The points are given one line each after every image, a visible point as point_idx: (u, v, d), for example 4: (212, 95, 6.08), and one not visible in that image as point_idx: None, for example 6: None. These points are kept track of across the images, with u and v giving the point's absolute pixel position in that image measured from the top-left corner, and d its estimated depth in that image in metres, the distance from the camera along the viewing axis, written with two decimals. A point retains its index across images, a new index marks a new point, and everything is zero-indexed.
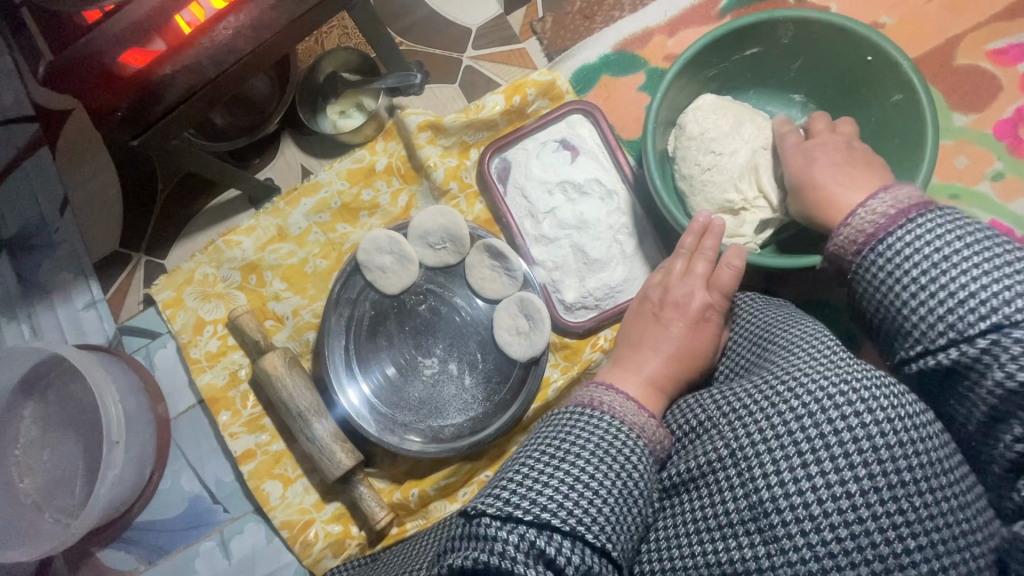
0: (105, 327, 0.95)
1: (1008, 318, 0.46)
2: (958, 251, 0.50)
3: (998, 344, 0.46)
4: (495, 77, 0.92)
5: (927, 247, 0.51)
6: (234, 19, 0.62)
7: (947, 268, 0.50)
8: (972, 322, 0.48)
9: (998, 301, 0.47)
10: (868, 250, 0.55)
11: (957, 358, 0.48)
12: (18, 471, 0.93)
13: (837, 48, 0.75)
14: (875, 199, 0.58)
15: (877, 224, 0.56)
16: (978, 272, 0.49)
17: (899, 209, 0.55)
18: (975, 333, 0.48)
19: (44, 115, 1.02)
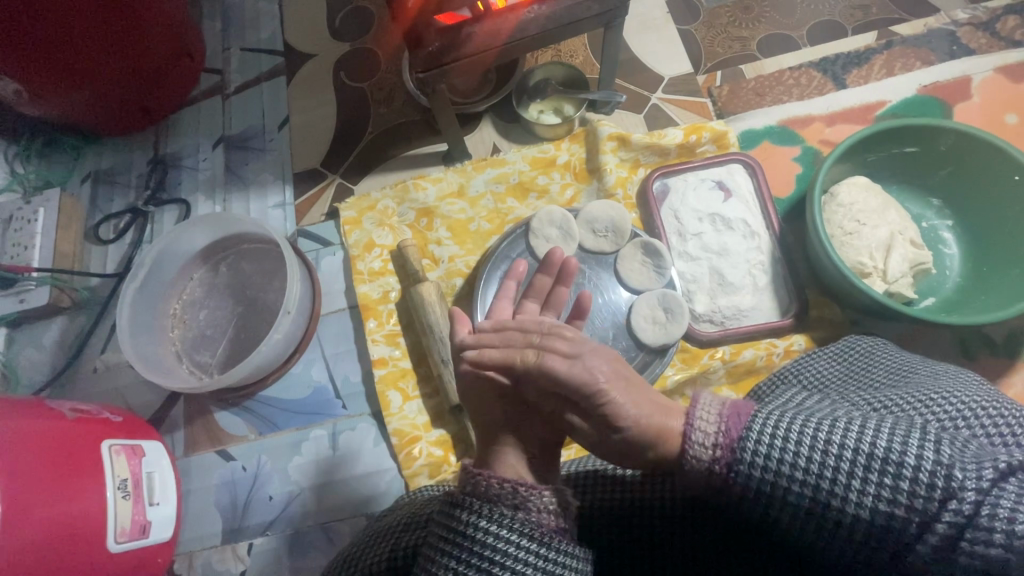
0: (286, 226, 1.10)
1: (956, 496, 0.40)
2: (837, 443, 0.45)
3: (961, 521, 0.40)
4: (676, 118, 1.10)
5: (786, 448, 0.46)
6: (537, 8, 0.80)
7: (858, 459, 0.44)
8: (932, 503, 0.41)
9: (951, 481, 0.41)
10: (728, 460, 0.48)
11: (947, 535, 0.41)
12: (172, 321, 1.04)
13: (987, 165, 0.88)
14: (694, 410, 0.51)
15: (706, 446, 0.49)
16: (874, 475, 0.43)
17: (722, 414, 0.50)
18: (938, 518, 0.41)
19: (292, 54, 1.25)
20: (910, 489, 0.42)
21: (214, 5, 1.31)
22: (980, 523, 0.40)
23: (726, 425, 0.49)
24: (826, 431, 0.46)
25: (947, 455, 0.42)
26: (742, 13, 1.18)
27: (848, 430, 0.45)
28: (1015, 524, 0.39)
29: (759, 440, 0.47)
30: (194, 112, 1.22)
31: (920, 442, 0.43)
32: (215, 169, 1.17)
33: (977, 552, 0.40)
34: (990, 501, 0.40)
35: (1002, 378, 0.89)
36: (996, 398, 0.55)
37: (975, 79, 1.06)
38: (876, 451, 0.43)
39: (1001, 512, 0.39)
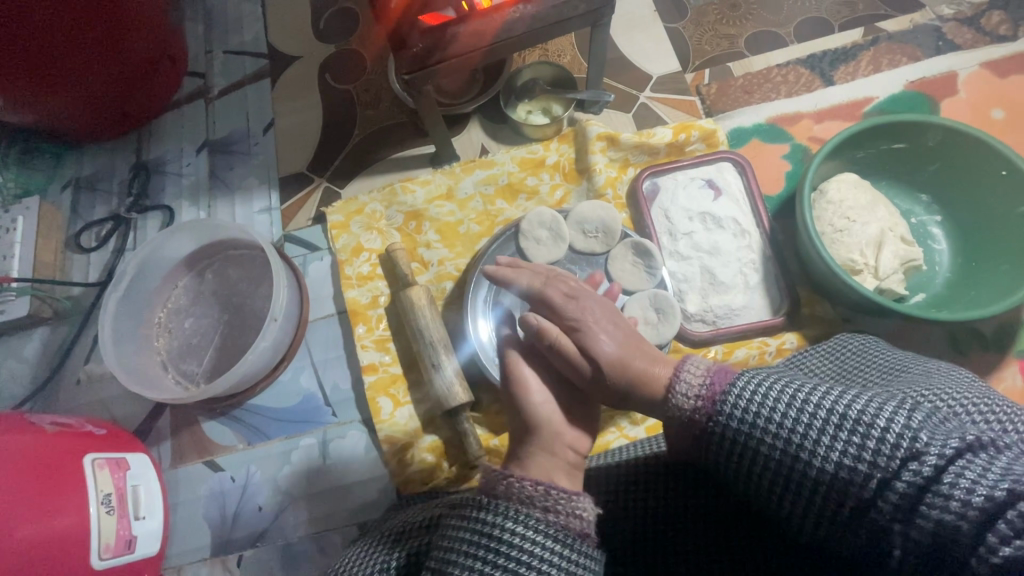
0: (273, 231, 1.09)
1: (917, 456, 0.42)
2: (812, 400, 0.48)
3: (922, 482, 0.42)
4: (665, 117, 1.09)
5: (764, 403, 0.50)
6: (523, 8, 0.79)
7: (827, 417, 0.47)
8: (891, 461, 0.43)
9: (914, 444, 0.42)
10: (709, 410, 0.52)
11: (906, 493, 0.42)
12: (157, 331, 1.02)
13: (976, 159, 0.88)
14: (683, 369, 0.57)
15: (688, 399, 0.54)
16: (840, 432, 0.46)
17: (708, 372, 0.55)
18: (895, 475, 0.43)
19: (275, 56, 1.23)
20: (874, 449, 0.44)
21: (196, 7, 1.29)
22: (937, 488, 0.41)
23: (712, 380, 0.54)
24: (804, 391, 0.49)
25: (916, 422, 0.43)
26: (729, 10, 1.18)
27: (825, 394, 0.48)
28: (973, 494, 0.40)
29: (739, 395, 0.51)
30: (177, 116, 1.20)
31: (891, 409, 0.45)
32: (199, 174, 1.15)
33: (934, 514, 0.41)
34: (952, 470, 0.41)
35: (994, 373, 0.89)
36: (999, 400, 0.55)
37: (961, 75, 1.07)
38: (848, 413, 0.46)
39: (964, 478, 0.40)
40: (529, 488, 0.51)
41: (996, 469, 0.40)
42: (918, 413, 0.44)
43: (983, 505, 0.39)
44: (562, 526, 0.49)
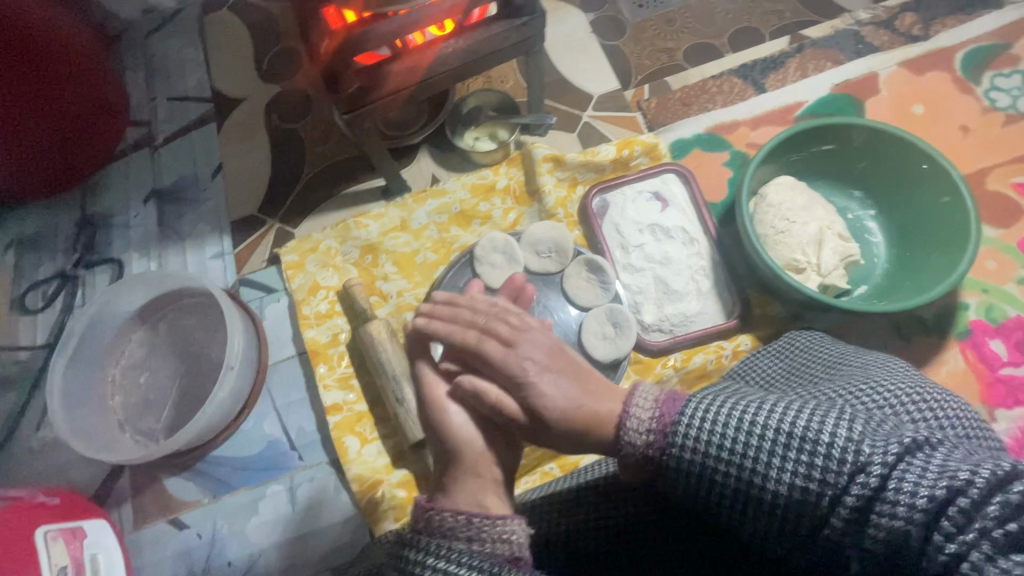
0: (226, 276, 1.07)
1: (863, 467, 0.43)
2: (758, 421, 0.48)
3: (873, 492, 0.42)
4: (608, 134, 1.13)
5: (714, 431, 0.49)
6: (454, 43, 0.81)
7: (775, 439, 0.47)
8: (840, 476, 0.44)
9: (859, 455, 0.43)
10: (662, 444, 0.51)
11: (860, 505, 0.43)
12: (111, 389, 0.99)
13: (901, 155, 0.93)
14: (631, 402, 0.56)
15: (640, 433, 0.53)
16: (788, 451, 0.46)
17: (657, 401, 0.55)
18: (847, 489, 0.43)
19: (219, 99, 1.23)
20: (825, 465, 0.44)
21: (134, 53, 1.27)
22: (886, 496, 0.42)
23: (660, 411, 0.53)
24: (751, 413, 0.49)
25: (858, 430, 0.45)
26: (664, 26, 1.22)
27: (769, 413, 0.48)
28: (918, 497, 0.41)
29: (691, 424, 0.50)
30: (120, 166, 1.18)
31: (833, 422, 0.45)
32: (148, 224, 1.13)
33: (885, 523, 0.42)
34: (896, 476, 0.42)
35: (936, 357, 0.93)
36: (926, 385, 0.57)
37: (882, 75, 1.13)
38: (795, 431, 0.46)
39: (909, 483, 0.42)
40: (451, 520, 0.51)
41: (935, 467, 0.42)
42: (858, 423, 0.45)
43: (926, 507, 0.41)
44: (486, 554, 0.50)
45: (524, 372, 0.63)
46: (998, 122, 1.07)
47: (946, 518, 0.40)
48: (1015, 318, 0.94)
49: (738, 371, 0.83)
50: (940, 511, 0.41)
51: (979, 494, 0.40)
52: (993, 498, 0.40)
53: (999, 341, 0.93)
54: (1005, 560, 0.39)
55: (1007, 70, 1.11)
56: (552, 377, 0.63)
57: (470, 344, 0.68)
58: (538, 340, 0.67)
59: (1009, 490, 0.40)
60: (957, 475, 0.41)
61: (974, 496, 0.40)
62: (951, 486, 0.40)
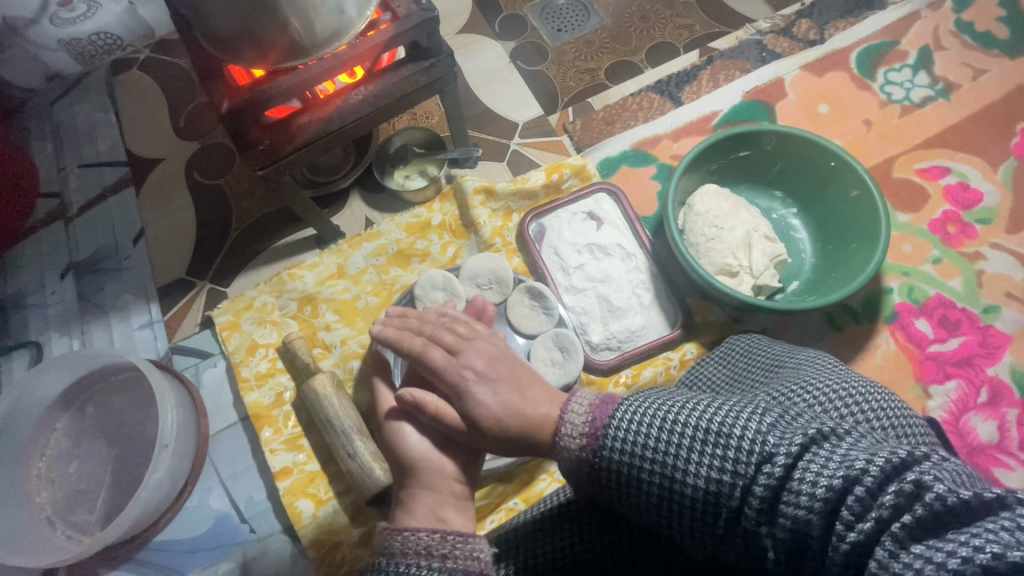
0: (158, 345, 1.02)
1: (768, 458, 0.43)
2: (678, 419, 0.49)
3: (781, 484, 0.42)
4: (537, 160, 1.15)
5: (637, 430, 0.50)
6: (364, 89, 0.81)
7: (692, 436, 0.47)
8: (749, 467, 0.44)
9: (765, 447, 0.44)
10: (592, 446, 0.52)
11: (766, 495, 0.43)
12: (37, 484, 0.92)
13: (811, 155, 0.97)
14: (572, 399, 0.57)
15: (576, 436, 0.54)
16: (704, 447, 0.46)
17: (592, 405, 0.55)
18: (754, 481, 0.44)
19: (136, 162, 1.18)
20: (735, 458, 0.45)
21: (40, 122, 1.21)
22: (790, 486, 0.42)
23: (593, 415, 0.54)
24: (672, 412, 0.50)
25: (767, 424, 0.45)
26: (583, 48, 1.26)
27: (690, 411, 0.49)
28: (818, 486, 0.41)
29: (618, 424, 0.51)
30: (31, 242, 1.11)
31: (747, 416, 0.46)
32: (67, 300, 1.06)
33: (790, 512, 0.42)
34: (801, 467, 0.42)
35: (868, 342, 0.97)
36: (857, 382, 0.57)
37: (787, 79, 1.19)
38: (710, 427, 0.47)
39: (811, 474, 0.41)
40: (426, 539, 0.53)
41: (837, 458, 0.41)
42: (770, 416, 0.46)
43: (826, 497, 0.40)
44: (460, 570, 0.51)
45: (459, 403, 0.61)
46: (896, 114, 1.14)
47: (845, 507, 0.40)
48: (935, 296, 0.99)
49: (688, 380, 0.84)
50: (839, 501, 0.40)
51: (874, 483, 0.39)
52: (888, 487, 0.39)
53: (924, 320, 0.98)
54: (908, 554, 0.37)
55: (898, 64, 1.18)
56: (490, 394, 0.62)
57: (417, 350, 0.68)
58: (479, 349, 0.66)
59: (904, 478, 0.39)
60: (855, 463, 0.40)
61: (869, 484, 0.39)
62: (847, 475, 0.40)
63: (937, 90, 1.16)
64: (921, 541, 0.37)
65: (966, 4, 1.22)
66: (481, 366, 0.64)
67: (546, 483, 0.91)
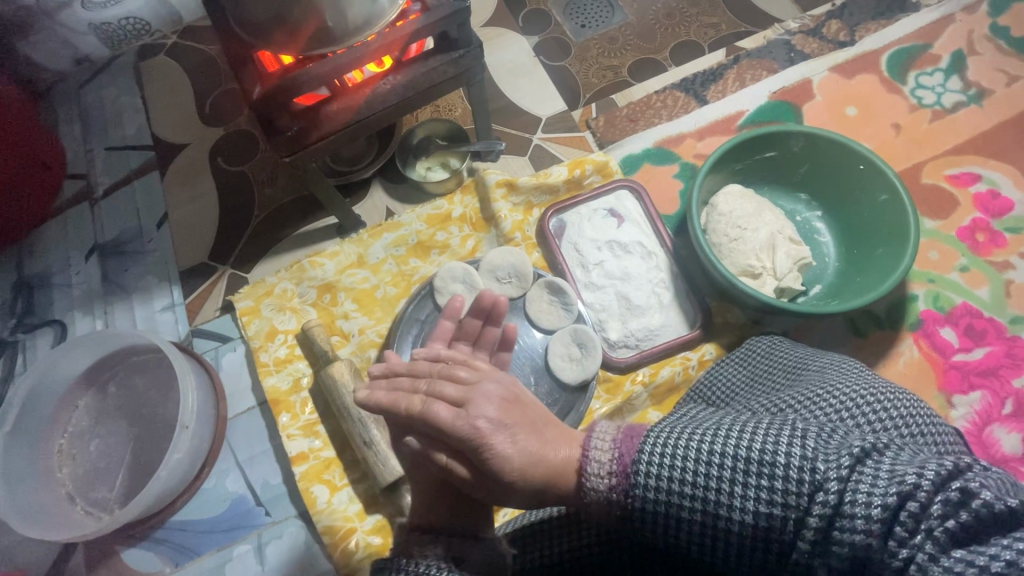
0: (179, 328, 1.03)
1: (816, 481, 0.43)
2: (713, 449, 0.48)
3: (834, 509, 0.42)
4: (559, 155, 1.14)
5: (672, 467, 0.49)
6: (393, 79, 0.81)
7: (732, 463, 0.47)
8: (797, 492, 0.43)
9: (812, 470, 0.43)
10: (626, 486, 0.51)
11: (820, 523, 0.42)
12: (58, 460, 0.93)
13: (838, 158, 0.96)
14: (592, 435, 0.56)
15: (603, 478, 0.52)
16: (747, 474, 0.46)
17: (616, 441, 0.54)
18: (805, 507, 0.43)
19: (160, 146, 1.19)
20: (784, 488, 0.44)
21: (69, 104, 1.22)
22: (842, 512, 0.41)
23: (620, 452, 0.52)
24: (707, 442, 0.48)
25: (810, 447, 0.44)
26: (607, 44, 1.25)
27: (726, 439, 0.48)
28: (871, 508, 0.40)
29: (651, 459, 0.50)
30: (57, 222, 1.12)
31: (786, 441, 0.45)
32: (91, 281, 1.07)
33: (845, 538, 0.41)
34: (850, 489, 0.41)
35: (891, 349, 0.96)
36: (879, 384, 0.57)
37: (815, 81, 1.17)
38: (750, 454, 0.46)
39: (862, 495, 0.41)
40: (460, 544, 0.53)
41: (884, 474, 0.41)
42: (809, 438, 0.45)
43: (881, 519, 0.40)
44: None
45: (480, 435, 0.56)
46: (926, 118, 1.12)
47: (899, 525, 0.39)
48: (961, 305, 0.98)
49: (710, 375, 0.83)
50: (894, 518, 0.40)
51: (926, 497, 0.39)
52: (937, 498, 0.39)
53: (949, 329, 0.96)
54: (950, 557, 0.38)
55: (929, 68, 1.16)
56: (509, 432, 0.57)
57: (439, 358, 0.65)
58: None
59: (950, 487, 0.39)
60: (904, 479, 0.40)
61: (922, 500, 0.39)
62: (899, 491, 0.40)
63: (969, 95, 1.14)
64: (964, 546, 0.38)
65: (1002, 8, 1.20)
66: (507, 369, 0.63)
67: None
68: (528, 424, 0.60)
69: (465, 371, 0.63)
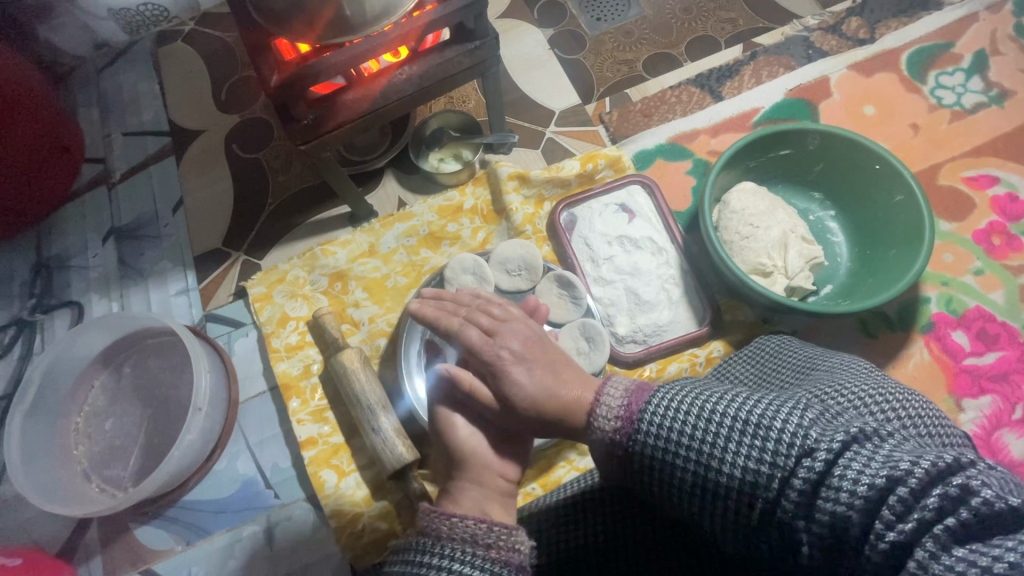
0: (192, 312, 1.05)
1: (808, 448, 0.44)
2: (716, 408, 0.49)
3: (820, 476, 0.43)
4: (572, 149, 1.14)
5: (673, 419, 0.50)
6: (409, 69, 0.82)
7: (730, 424, 0.48)
8: (788, 457, 0.44)
9: (807, 438, 0.44)
10: (626, 431, 0.53)
11: (804, 487, 0.43)
12: (75, 437, 0.96)
13: (854, 157, 0.95)
14: (607, 384, 0.58)
15: (609, 421, 0.55)
16: (744, 436, 0.47)
17: (628, 391, 0.56)
18: (792, 470, 0.44)
19: (177, 132, 1.20)
20: (775, 451, 0.45)
21: (87, 89, 1.24)
22: (829, 482, 0.42)
23: (629, 400, 0.55)
24: (711, 402, 0.50)
25: (808, 419, 0.45)
26: (623, 38, 1.24)
27: (729, 402, 0.49)
28: (859, 484, 0.41)
29: (654, 413, 0.52)
30: (75, 205, 1.14)
31: (786, 411, 0.46)
32: (107, 264, 1.09)
33: (828, 507, 0.42)
34: (841, 463, 0.42)
35: (901, 351, 0.96)
36: (891, 387, 0.56)
37: (832, 78, 1.16)
38: (749, 418, 0.47)
39: (851, 470, 0.42)
40: (472, 528, 0.54)
41: (880, 457, 0.41)
42: (810, 412, 0.46)
43: (866, 494, 0.40)
44: (502, 561, 0.52)
45: (501, 361, 0.64)
46: (945, 119, 1.11)
47: (887, 506, 0.40)
48: (974, 308, 0.97)
49: (720, 371, 0.83)
50: (882, 498, 0.40)
51: (919, 485, 0.39)
52: (933, 490, 0.39)
53: (961, 332, 0.95)
54: (951, 557, 0.37)
55: (950, 68, 1.15)
56: (529, 365, 0.64)
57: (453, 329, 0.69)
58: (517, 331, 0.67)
59: (950, 482, 0.38)
60: (900, 465, 0.40)
61: (914, 486, 0.39)
62: (892, 475, 0.40)
63: (991, 96, 1.12)
64: (966, 545, 0.37)
65: None
66: (517, 347, 0.65)
67: (564, 472, 0.92)
68: (535, 413, 0.61)
69: (472, 357, 0.67)
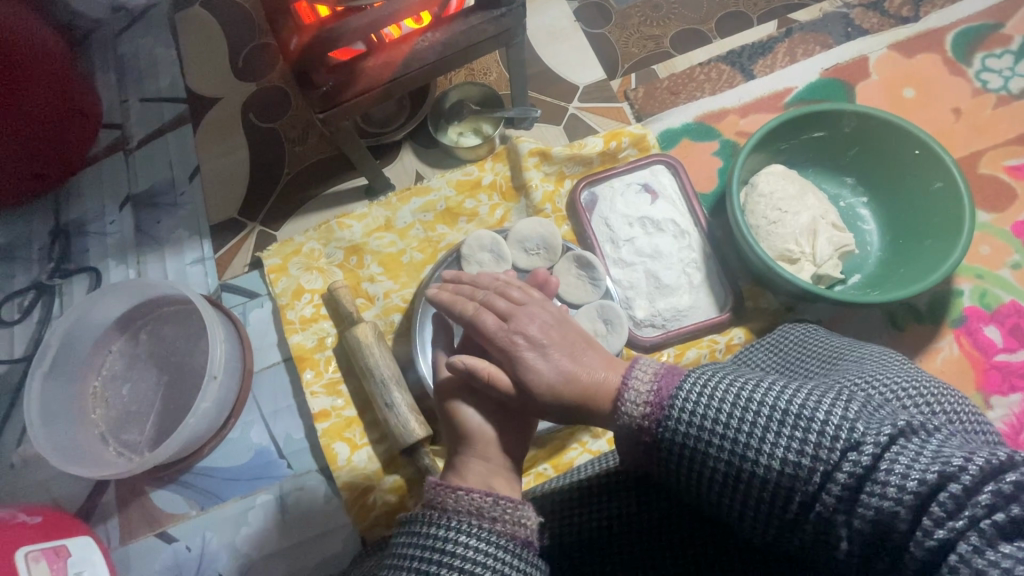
0: (208, 281, 1.05)
1: (854, 442, 0.42)
2: (753, 396, 0.47)
3: (866, 472, 0.41)
4: (595, 126, 1.11)
5: (707, 408, 0.48)
6: (431, 35, 0.79)
7: (769, 413, 0.46)
8: (833, 450, 0.42)
9: (852, 432, 0.42)
10: (656, 418, 0.50)
11: (848, 482, 0.42)
12: (92, 402, 0.97)
13: (893, 140, 0.91)
14: (634, 366, 0.55)
15: (637, 408, 0.52)
16: (784, 427, 0.45)
17: (656, 375, 0.53)
18: (835, 464, 0.42)
19: (194, 99, 1.19)
20: (817, 444, 0.43)
21: (104, 53, 1.22)
22: (875, 477, 0.41)
23: (659, 385, 0.52)
24: (747, 389, 0.48)
25: (853, 411, 0.43)
26: (650, 12, 1.19)
27: (768, 390, 0.47)
28: (908, 480, 0.39)
29: (688, 399, 0.49)
30: (92, 170, 1.14)
31: (829, 403, 0.44)
32: (124, 230, 1.09)
33: (873, 503, 0.40)
34: (888, 459, 0.40)
35: (930, 344, 0.93)
36: (926, 377, 0.54)
37: (871, 58, 1.11)
38: (789, 409, 0.45)
39: (899, 466, 0.40)
40: (479, 500, 0.53)
41: (929, 452, 0.40)
42: (854, 404, 0.44)
43: (917, 492, 0.39)
44: (507, 535, 0.52)
45: (515, 348, 0.62)
46: (990, 104, 1.05)
47: (937, 503, 0.38)
48: (1009, 303, 0.93)
49: (740, 356, 0.81)
50: (930, 496, 0.39)
51: (972, 481, 0.37)
52: (986, 486, 0.37)
53: (994, 327, 0.92)
54: (996, 552, 0.36)
55: (998, 50, 1.09)
56: (544, 351, 0.62)
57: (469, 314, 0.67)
58: (534, 314, 0.65)
59: (1003, 478, 0.37)
60: (950, 461, 0.39)
61: (967, 483, 0.38)
62: (942, 471, 0.38)
63: None
64: (1012, 541, 0.36)
65: None
66: (534, 333, 0.63)
67: (576, 454, 0.91)
68: (553, 394, 0.60)
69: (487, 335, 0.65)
